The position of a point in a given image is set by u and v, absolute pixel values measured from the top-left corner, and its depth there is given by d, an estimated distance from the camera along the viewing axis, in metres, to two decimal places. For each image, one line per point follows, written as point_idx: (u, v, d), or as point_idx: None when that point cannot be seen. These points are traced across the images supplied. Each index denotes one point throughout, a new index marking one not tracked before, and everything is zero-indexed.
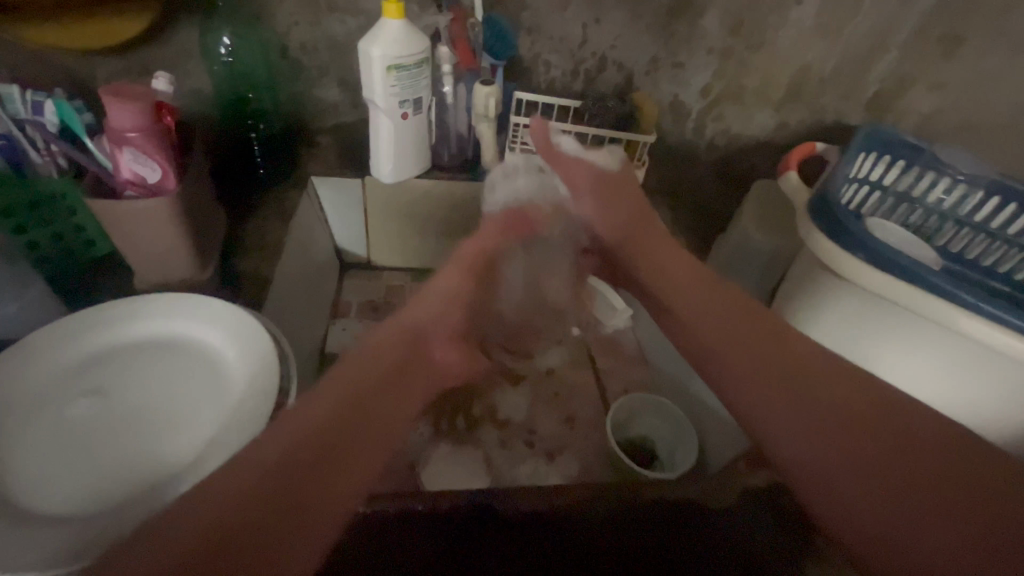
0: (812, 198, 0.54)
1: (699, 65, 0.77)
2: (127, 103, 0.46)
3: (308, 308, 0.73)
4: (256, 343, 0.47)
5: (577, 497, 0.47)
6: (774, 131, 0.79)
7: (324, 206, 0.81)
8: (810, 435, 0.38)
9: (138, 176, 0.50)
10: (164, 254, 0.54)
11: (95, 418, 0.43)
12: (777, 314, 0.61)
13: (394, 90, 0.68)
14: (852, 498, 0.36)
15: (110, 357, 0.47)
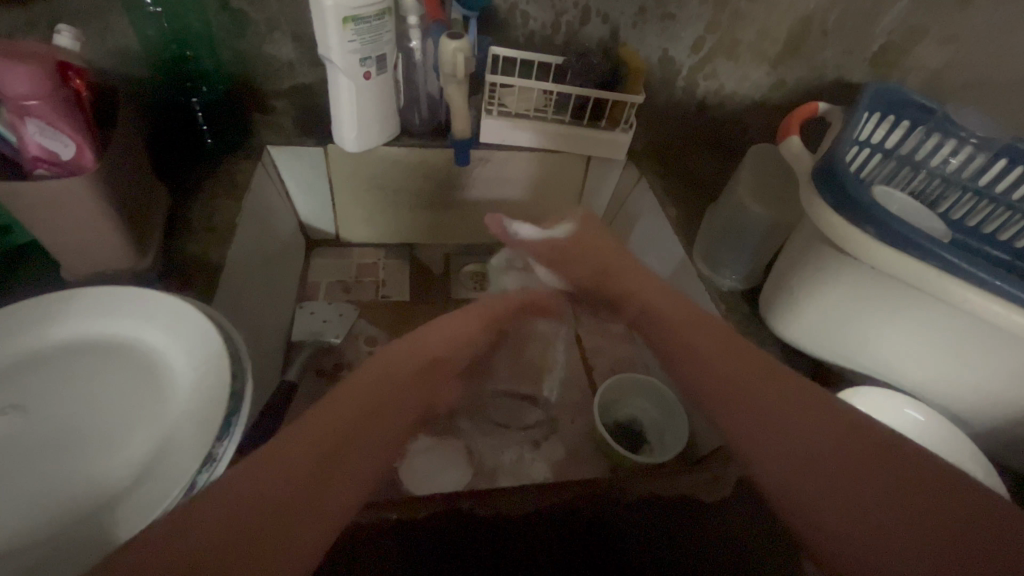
0: (815, 166, 0.50)
1: (691, 16, 0.70)
2: (20, 64, 0.38)
3: (271, 294, 0.67)
4: (202, 343, 0.42)
5: (570, 494, 0.46)
6: (770, 90, 0.73)
7: (284, 177, 0.74)
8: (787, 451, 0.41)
9: (48, 153, 0.42)
10: (87, 242, 0.47)
11: (14, 436, 0.38)
12: (772, 289, 0.58)
13: (353, 46, 0.60)
14: (821, 503, 0.38)
15: (31, 364, 0.41)
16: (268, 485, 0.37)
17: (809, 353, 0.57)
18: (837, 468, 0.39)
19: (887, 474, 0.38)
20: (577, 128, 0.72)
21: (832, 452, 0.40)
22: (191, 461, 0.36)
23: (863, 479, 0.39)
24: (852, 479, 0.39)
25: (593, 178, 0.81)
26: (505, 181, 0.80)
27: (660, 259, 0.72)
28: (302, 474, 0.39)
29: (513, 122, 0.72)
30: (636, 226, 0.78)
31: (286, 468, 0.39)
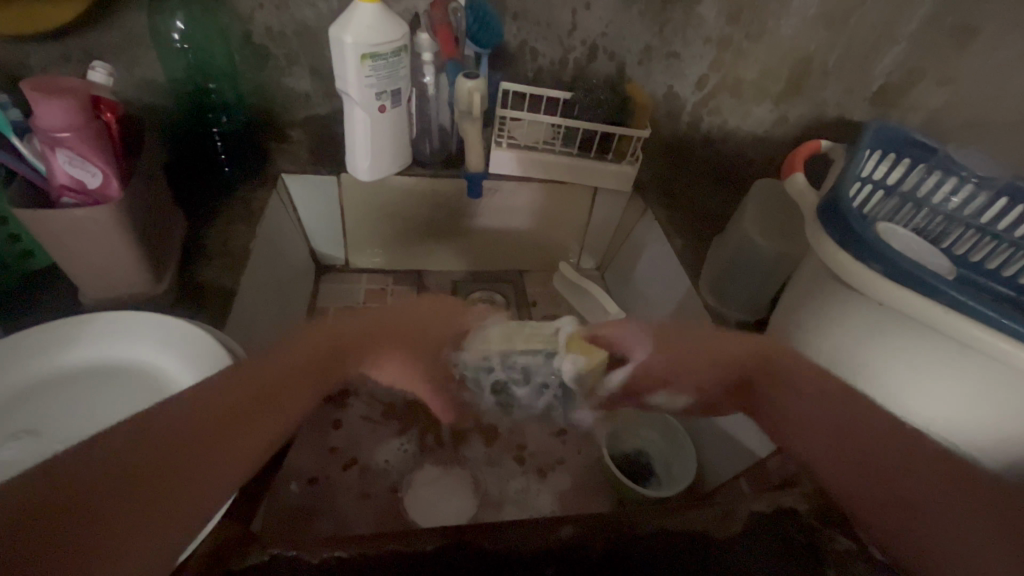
0: (820, 203, 0.51)
1: (694, 55, 0.75)
2: (56, 98, 0.40)
3: (280, 319, 0.67)
4: (215, 370, 0.42)
5: (564, 532, 0.43)
6: (774, 125, 0.75)
7: (296, 204, 0.75)
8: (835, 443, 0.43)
9: (76, 181, 0.44)
10: (106, 266, 0.47)
11: (24, 462, 0.37)
12: (781, 323, 0.58)
13: (369, 81, 0.62)
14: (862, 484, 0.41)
15: (48, 387, 0.41)
16: (133, 456, 0.31)
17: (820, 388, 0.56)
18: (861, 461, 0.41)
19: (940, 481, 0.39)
20: (585, 160, 0.74)
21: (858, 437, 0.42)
22: None
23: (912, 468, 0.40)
24: (902, 471, 0.40)
25: (600, 209, 0.82)
26: (512, 211, 0.81)
27: (666, 290, 0.73)
28: (226, 419, 0.35)
29: (523, 154, 0.74)
30: (643, 255, 0.79)
31: (177, 423, 0.33)
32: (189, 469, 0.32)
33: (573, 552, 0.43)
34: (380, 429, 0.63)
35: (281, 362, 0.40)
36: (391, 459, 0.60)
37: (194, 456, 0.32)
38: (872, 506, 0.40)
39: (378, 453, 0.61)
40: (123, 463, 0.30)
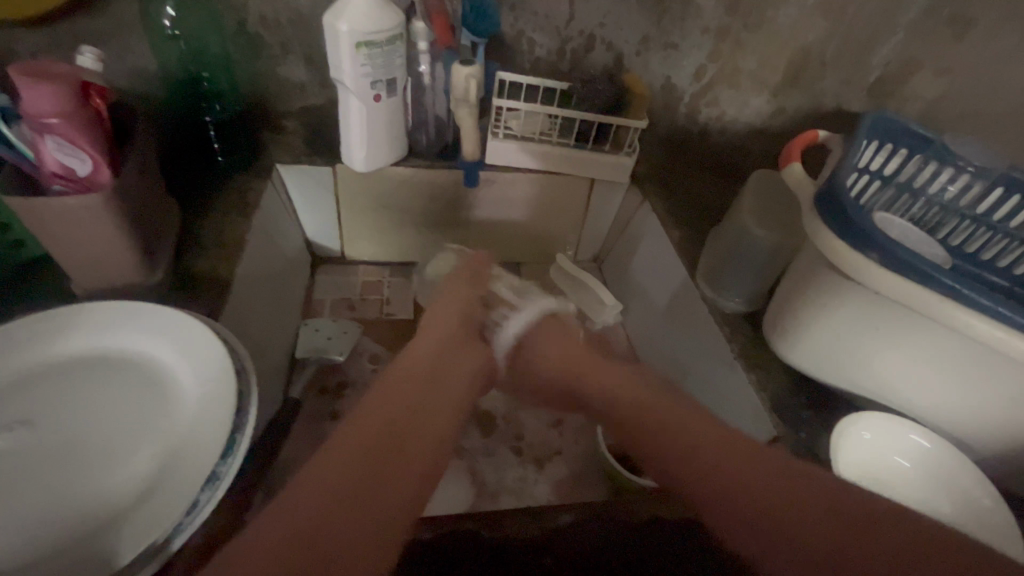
0: (816, 192, 0.51)
1: (693, 46, 0.73)
2: (44, 83, 0.39)
3: (276, 310, 0.67)
4: (210, 360, 0.42)
5: (562, 519, 0.45)
6: (770, 116, 0.77)
7: (291, 194, 0.75)
8: (691, 456, 0.43)
9: (66, 169, 0.43)
10: (99, 255, 0.47)
11: (18, 453, 0.37)
12: (775, 313, 0.59)
13: (364, 69, 0.62)
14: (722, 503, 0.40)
15: (40, 378, 0.41)
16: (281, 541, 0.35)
17: (815, 378, 0.56)
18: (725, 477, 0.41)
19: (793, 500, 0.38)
20: (582, 152, 0.74)
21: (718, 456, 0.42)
22: (196, 479, 0.36)
23: (768, 489, 0.39)
24: (754, 492, 0.39)
25: (597, 200, 0.82)
26: (508, 202, 0.80)
27: (663, 281, 0.73)
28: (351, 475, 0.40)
29: (520, 145, 0.73)
30: (640, 247, 0.79)
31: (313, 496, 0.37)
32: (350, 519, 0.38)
33: (562, 540, 0.45)
34: None
35: (396, 411, 0.45)
36: None
37: (343, 516, 0.37)
38: (737, 526, 0.39)
39: None
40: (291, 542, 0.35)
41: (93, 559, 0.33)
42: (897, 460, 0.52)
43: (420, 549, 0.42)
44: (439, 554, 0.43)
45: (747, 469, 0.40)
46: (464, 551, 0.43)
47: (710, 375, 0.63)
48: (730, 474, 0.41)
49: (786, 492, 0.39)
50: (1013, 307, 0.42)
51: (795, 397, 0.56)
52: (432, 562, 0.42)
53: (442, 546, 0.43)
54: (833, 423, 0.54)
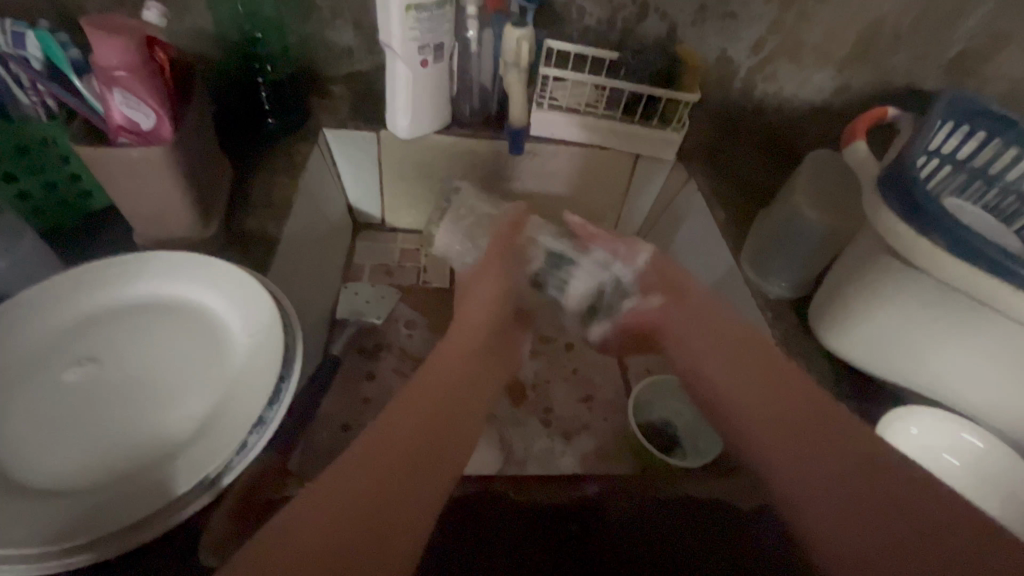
0: (880, 172, 0.48)
1: (754, 16, 0.69)
2: (112, 35, 0.41)
3: (320, 270, 0.69)
4: (260, 312, 0.43)
5: (589, 489, 0.46)
6: (833, 94, 0.73)
7: (337, 159, 0.76)
8: (741, 402, 0.44)
9: (131, 123, 0.45)
10: (160, 207, 0.49)
11: (88, 386, 0.40)
12: (822, 302, 0.56)
13: (413, 33, 0.61)
14: (762, 450, 0.41)
15: (107, 319, 0.44)
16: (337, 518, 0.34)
17: (861, 370, 0.54)
18: (773, 428, 0.41)
19: (835, 452, 0.38)
20: (630, 126, 0.72)
21: (769, 405, 0.43)
22: (246, 422, 0.38)
23: (812, 444, 0.39)
24: (798, 445, 0.40)
25: (640, 176, 0.79)
26: (549, 175, 0.79)
27: (705, 261, 0.71)
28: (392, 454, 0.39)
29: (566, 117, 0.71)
30: (682, 227, 0.77)
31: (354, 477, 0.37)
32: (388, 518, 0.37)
33: (588, 510, 0.45)
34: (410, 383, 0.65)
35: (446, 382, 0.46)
36: None
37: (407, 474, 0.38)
38: (774, 472, 0.39)
39: None
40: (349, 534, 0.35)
41: (149, 488, 0.35)
42: (945, 457, 0.49)
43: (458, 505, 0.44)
44: (470, 514, 0.44)
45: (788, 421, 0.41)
46: (494, 507, 0.44)
47: None
48: (777, 425, 0.41)
49: (825, 449, 0.39)
50: None
51: (839, 388, 0.54)
52: (469, 519, 0.44)
53: (472, 506, 0.45)
54: (877, 416, 0.52)
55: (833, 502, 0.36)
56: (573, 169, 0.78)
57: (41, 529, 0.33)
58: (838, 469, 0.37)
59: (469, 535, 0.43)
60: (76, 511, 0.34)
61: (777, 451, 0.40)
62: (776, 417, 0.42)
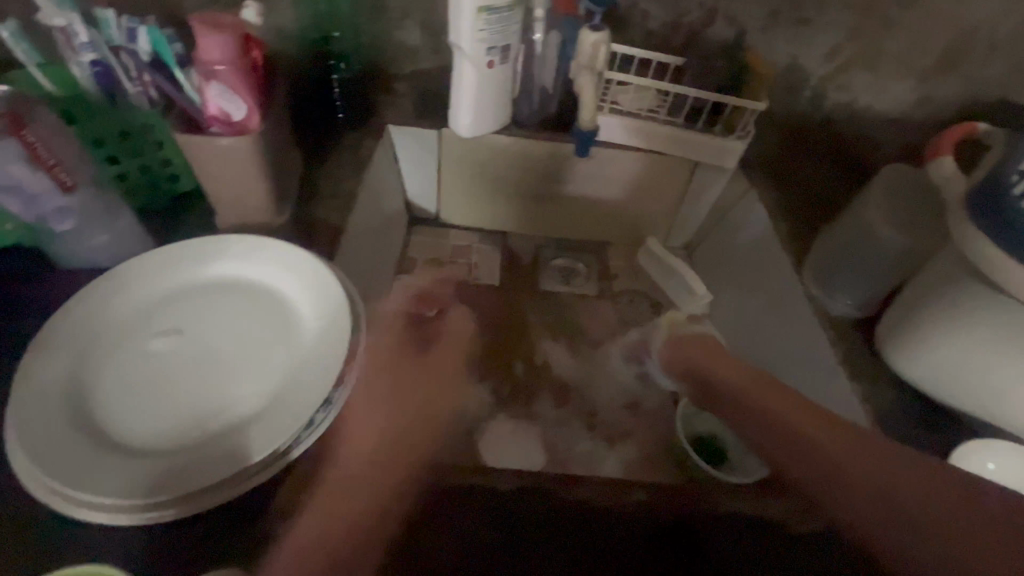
0: (969, 190, 0.46)
1: (831, 22, 0.66)
2: (217, 32, 0.44)
3: (377, 261, 0.71)
4: (328, 297, 0.46)
5: (638, 494, 0.46)
6: (911, 106, 0.70)
7: (397, 154, 0.78)
8: (773, 434, 0.48)
9: (224, 113, 0.48)
10: (242, 192, 0.52)
11: (172, 356, 0.44)
12: (891, 324, 0.54)
13: (482, 34, 0.62)
14: (805, 470, 0.44)
15: (189, 295, 0.47)
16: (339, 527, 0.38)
17: (932, 398, 0.52)
18: (813, 449, 0.44)
19: (881, 458, 0.41)
20: (692, 132, 0.70)
21: (801, 426, 0.46)
22: (316, 401, 0.40)
23: (853, 452, 0.43)
24: (842, 453, 0.43)
25: (698, 184, 0.77)
26: (605, 178, 0.79)
27: (762, 273, 0.69)
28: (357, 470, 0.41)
29: (626, 121, 0.71)
30: (739, 237, 0.75)
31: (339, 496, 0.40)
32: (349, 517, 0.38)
33: (637, 513, 0.45)
34: None
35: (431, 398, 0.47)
36: (467, 406, 0.63)
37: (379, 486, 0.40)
38: (823, 487, 0.42)
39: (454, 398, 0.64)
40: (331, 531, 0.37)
41: (227, 455, 0.38)
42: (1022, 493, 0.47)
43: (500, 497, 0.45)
44: (514, 504, 0.45)
45: (825, 440, 0.44)
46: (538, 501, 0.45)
47: (805, 376, 0.59)
48: (811, 449, 0.44)
49: (870, 458, 0.42)
50: None
51: (904, 412, 0.52)
52: (518, 508, 0.45)
53: (518, 497, 0.45)
54: (948, 445, 0.49)
55: (883, 508, 0.39)
56: (630, 174, 0.77)
57: (129, 484, 0.36)
58: (886, 471, 0.40)
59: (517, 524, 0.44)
60: (160, 470, 0.37)
61: (824, 468, 0.43)
62: (816, 432, 0.45)
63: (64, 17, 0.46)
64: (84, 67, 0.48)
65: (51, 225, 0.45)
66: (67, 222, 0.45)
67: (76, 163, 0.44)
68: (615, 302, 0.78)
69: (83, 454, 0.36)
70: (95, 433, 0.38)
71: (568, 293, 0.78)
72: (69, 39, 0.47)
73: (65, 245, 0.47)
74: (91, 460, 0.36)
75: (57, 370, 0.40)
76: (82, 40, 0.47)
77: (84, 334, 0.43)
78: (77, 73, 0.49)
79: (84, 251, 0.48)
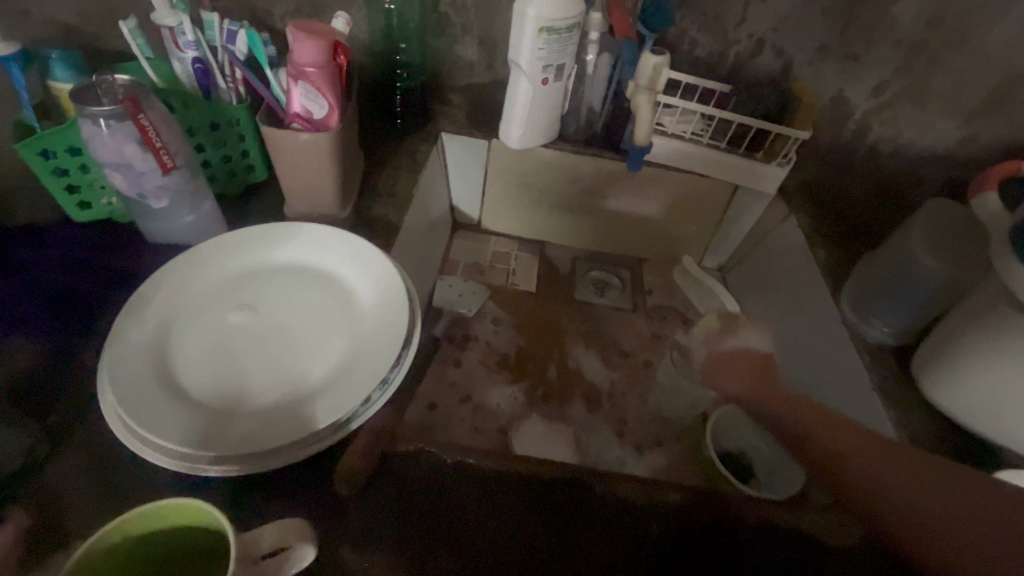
0: (1012, 225, 0.47)
1: (879, 59, 0.68)
2: (311, 38, 0.48)
3: (425, 260, 0.74)
4: (389, 285, 0.49)
5: (672, 497, 0.47)
6: (958, 144, 0.71)
7: (447, 161, 0.82)
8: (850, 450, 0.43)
9: (306, 111, 0.52)
10: (314, 185, 0.57)
11: (244, 327, 0.47)
12: (929, 353, 0.55)
13: (541, 53, 0.66)
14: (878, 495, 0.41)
15: (261, 275, 0.51)
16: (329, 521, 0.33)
17: (967, 429, 0.52)
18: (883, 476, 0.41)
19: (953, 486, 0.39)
20: (734, 155, 0.73)
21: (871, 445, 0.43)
22: (374, 378, 0.43)
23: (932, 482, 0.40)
24: (919, 482, 0.40)
25: (736, 207, 0.80)
26: (646, 196, 0.81)
27: (797, 297, 0.70)
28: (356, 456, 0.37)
29: (669, 143, 0.74)
30: (776, 262, 0.76)
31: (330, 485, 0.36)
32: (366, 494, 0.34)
33: (671, 517, 0.46)
34: (493, 375, 0.68)
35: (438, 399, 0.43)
36: (502, 403, 0.65)
37: None
38: (897, 512, 0.40)
39: (490, 396, 0.66)
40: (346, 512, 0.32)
41: (293, 420, 0.41)
42: None
43: (530, 482, 0.46)
44: (542, 490, 0.46)
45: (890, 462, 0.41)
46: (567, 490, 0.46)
47: (837, 400, 0.60)
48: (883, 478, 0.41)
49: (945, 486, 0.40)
50: None
51: (939, 443, 0.52)
52: (548, 495, 0.46)
53: (547, 485, 0.46)
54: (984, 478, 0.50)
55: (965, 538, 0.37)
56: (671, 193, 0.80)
57: (204, 437, 0.39)
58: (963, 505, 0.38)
59: (547, 511, 0.45)
60: (232, 429, 0.40)
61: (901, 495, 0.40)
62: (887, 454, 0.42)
63: (175, 18, 0.51)
64: (185, 63, 0.54)
65: (148, 201, 0.50)
66: (162, 200, 0.50)
67: (177, 147, 0.49)
68: (648, 316, 0.79)
69: (167, 406, 0.40)
70: (176, 390, 0.42)
71: (604, 305, 0.80)
72: (175, 37, 0.52)
73: (156, 221, 0.52)
74: (174, 412, 0.40)
75: (145, 331, 0.44)
76: (186, 39, 0.52)
77: (169, 302, 0.47)
78: (177, 68, 0.54)
79: (172, 228, 0.53)
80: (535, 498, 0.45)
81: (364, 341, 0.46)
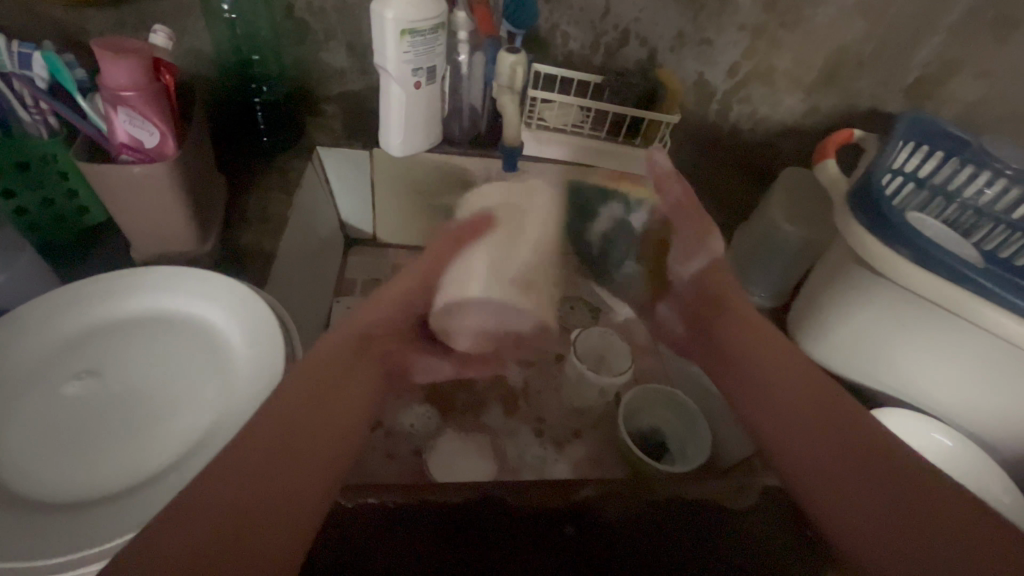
0: (850, 188, 0.52)
1: (728, 43, 0.73)
2: (123, 57, 0.42)
3: (313, 287, 0.69)
4: (260, 324, 0.44)
5: (585, 493, 0.47)
6: (804, 116, 0.78)
7: (328, 175, 0.77)
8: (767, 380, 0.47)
9: (134, 140, 0.46)
10: (160, 222, 0.50)
11: (88, 399, 0.41)
12: (800, 310, 0.60)
13: (407, 57, 0.63)
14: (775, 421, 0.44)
15: (105, 334, 0.45)
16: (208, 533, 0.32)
17: (838, 374, 0.58)
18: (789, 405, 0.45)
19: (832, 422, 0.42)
20: (613, 143, 0.75)
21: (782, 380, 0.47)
22: None
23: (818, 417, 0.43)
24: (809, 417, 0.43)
25: None
26: None
27: None
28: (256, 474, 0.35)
29: (551, 136, 0.75)
30: None
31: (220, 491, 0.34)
32: (253, 529, 0.33)
33: (583, 514, 0.46)
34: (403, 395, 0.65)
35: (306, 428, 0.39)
36: (417, 424, 0.63)
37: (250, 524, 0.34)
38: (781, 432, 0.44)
39: (402, 418, 0.63)
40: (190, 546, 0.31)
41: (152, 498, 0.35)
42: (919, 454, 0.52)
43: (450, 511, 0.45)
44: (454, 514, 0.45)
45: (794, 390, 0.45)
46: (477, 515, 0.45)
47: None
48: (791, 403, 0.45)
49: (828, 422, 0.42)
50: (1004, 286, 0.44)
51: None
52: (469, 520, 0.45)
53: (462, 509, 0.45)
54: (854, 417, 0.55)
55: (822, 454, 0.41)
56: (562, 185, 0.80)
57: (35, 539, 0.32)
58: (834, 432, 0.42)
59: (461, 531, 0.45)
60: (72, 522, 0.34)
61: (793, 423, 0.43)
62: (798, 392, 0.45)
63: None
64: None
65: None
66: None
67: None
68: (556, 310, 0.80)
69: None
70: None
71: None
72: None
73: None
74: None
75: None
76: None
77: None
78: None
79: None
80: (453, 524, 0.45)
81: (237, 393, 0.41)
